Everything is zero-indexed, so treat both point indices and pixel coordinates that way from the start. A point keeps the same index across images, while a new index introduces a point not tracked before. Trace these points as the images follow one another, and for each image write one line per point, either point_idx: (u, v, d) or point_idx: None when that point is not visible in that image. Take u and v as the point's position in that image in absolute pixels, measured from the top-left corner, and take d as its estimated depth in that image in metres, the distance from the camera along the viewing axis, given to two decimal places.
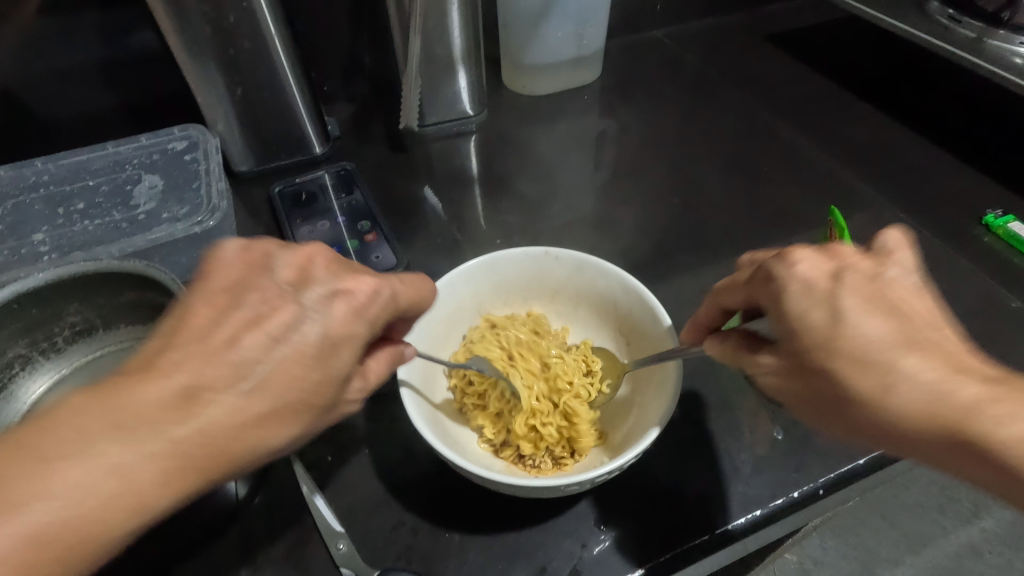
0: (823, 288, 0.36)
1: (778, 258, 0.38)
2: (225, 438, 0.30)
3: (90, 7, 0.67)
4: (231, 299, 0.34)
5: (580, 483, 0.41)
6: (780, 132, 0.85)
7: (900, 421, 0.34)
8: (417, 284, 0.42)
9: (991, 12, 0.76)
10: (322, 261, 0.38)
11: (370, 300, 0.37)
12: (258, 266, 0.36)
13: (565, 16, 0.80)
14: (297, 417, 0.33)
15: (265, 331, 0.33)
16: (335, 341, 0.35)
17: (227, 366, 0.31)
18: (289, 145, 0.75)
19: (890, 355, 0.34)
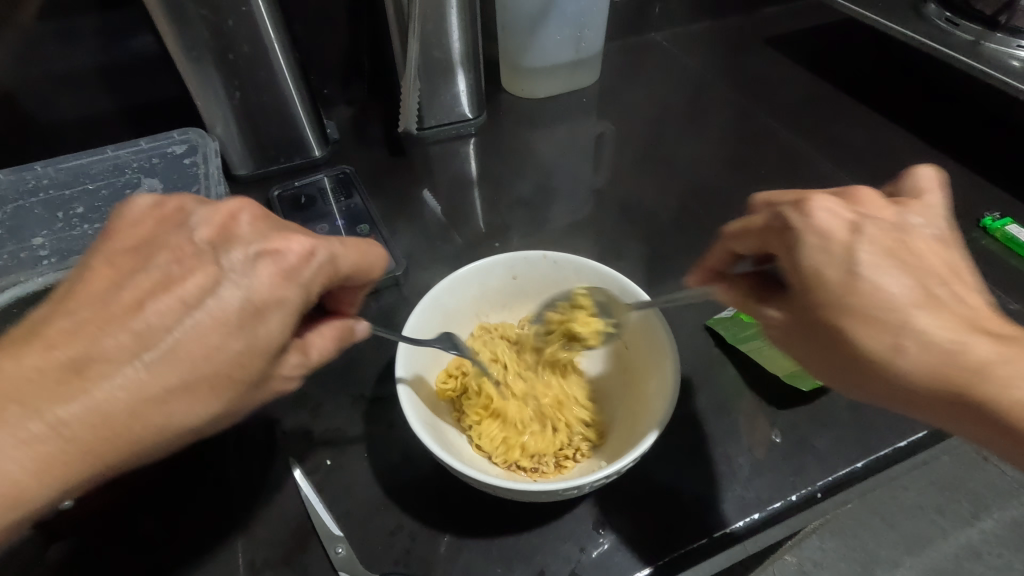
0: (839, 241, 0.37)
1: (795, 209, 0.39)
2: (123, 414, 0.31)
3: (89, 11, 0.67)
4: (138, 264, 0.36)
5: (578, 487, 0.41)
6: (778, 135, 0.85)
7: (908, 375, 0.36)
8: (362, 246, 0.43)
9: (989, 15, 0.78)
10: (247, 217, 0.39)
11: (303, 261, 0.37)
12: (173, 225, 0.38)
13: (563, 19, 0.81)
14: (212, 390, 0.34)
15: (176, 298, 0.34)
16: (261, 305, 0.35)
17: (128, 337, 0.32)
18: (288, 149, 0.75)
19: (905, 311, 0.36)
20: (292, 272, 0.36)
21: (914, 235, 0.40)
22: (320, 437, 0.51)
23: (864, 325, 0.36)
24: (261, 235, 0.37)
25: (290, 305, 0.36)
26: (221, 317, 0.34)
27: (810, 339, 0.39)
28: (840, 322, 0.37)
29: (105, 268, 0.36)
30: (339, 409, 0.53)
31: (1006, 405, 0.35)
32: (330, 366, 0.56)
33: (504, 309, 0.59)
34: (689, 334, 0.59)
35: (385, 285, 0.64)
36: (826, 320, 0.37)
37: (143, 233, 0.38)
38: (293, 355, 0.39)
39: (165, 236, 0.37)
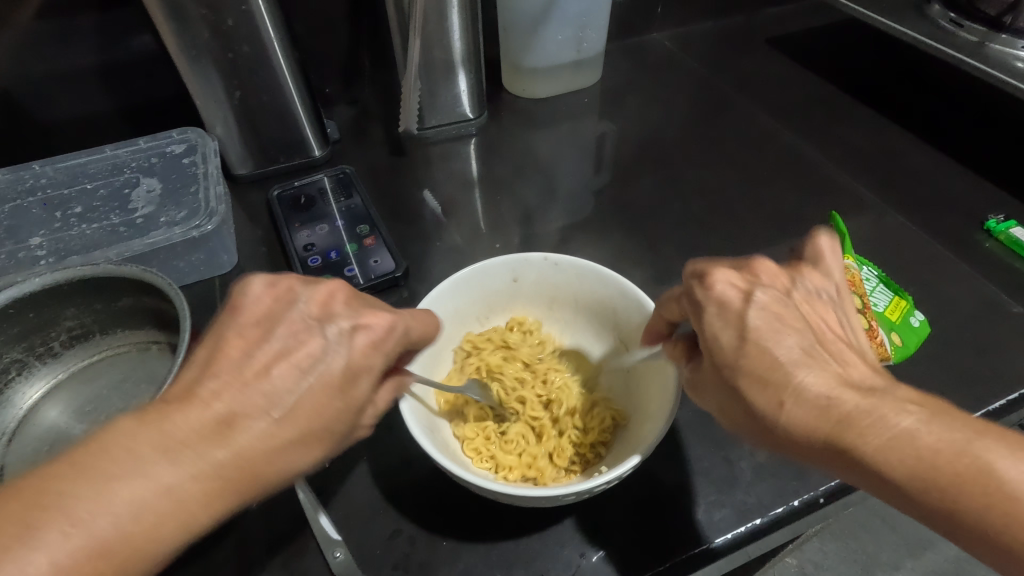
0: (735, 309, 0.40)
1: (699, 280, 0.42)
2: (258, 463, 0.32)
3: (88, 9, 0.66)
4: (262, 332, 0.36)
5: (578, 493, 0.40)
6: (780, 136, 0.85)
7: (790, 431, 0.36)
8: (425, 317, 0.43)
9: (993, 15, 0.77)
10: (341, 295, 0.39)
11: (387, 335, 0.38)
12: (285, 300, 0.38)
13: (565, 19, 0.80)
14: (322, 444, 0.35)
15: (293, 362, 0.35)
16: (353, 371, 0.36)
17: (259, 397, 0.33)
18: (288, 149, 0.74)
19: (787, 369, 0.37)
20: (376, 344, 0.38)
21: (802, 301, 0.43)
22: None
23: (756, 385, 0.37)
24: (350, 310, 0.38)
25: (373, 371, 0.37)
26: (328, 380, 0.35)
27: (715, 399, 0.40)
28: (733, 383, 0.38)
29: (233, 334, 0.35)
30: None
31: (878, 443, 0.34)
32: None
33: (503, 311, 0.58)
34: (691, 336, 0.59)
35: (385, 286, 0.63)
36: (727, 377, 0.39)
37: (254, 298, 0.37)
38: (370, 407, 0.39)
39: (282, 310, 0.37)
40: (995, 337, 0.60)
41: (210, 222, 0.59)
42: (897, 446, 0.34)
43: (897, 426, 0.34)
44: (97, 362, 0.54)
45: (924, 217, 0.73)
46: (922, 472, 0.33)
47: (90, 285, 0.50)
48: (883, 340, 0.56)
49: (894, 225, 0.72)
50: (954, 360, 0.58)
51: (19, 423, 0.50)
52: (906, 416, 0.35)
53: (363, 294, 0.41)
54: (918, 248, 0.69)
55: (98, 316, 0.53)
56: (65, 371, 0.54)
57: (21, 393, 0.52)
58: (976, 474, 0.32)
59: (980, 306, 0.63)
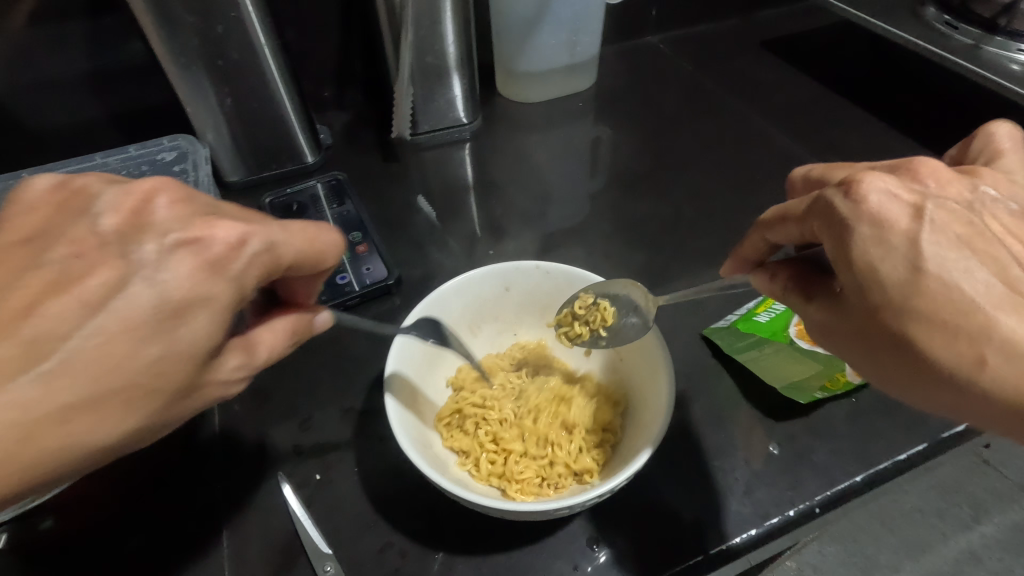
0: (904, 229, 0.34)
1: (841, 189, 0.36)
2: (10, 439, 0.27)
3: (78, 17, 0.66)
4: (33, 258, 0.31)
5: (570, 507, 0.40)
6: (776, 139, 0.84)
7: (995, 384, 0.32)
8: (314, 232, 0.39)
9: (988, 18, 0.77)
10: (166, 202, 0.35)
11: (231, 252, 0.33)
12: (75, 214, 0.34)
13: (558, 24, 0.80)
14: (132, 402, 0.30)
15: (78, 295, 0.29)
16: (179, 305, 0.31)
17: (15, 346, 0.28)
18: (279, 155, 0.74)
19: (985, 323, 0.32)
20: (217, 264, 0.33)
21: (988, 210, 0.36)
22: (309, 451, 0.50)
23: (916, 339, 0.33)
24: (180, 222, 0.34)
25: (217, 303, 0.32)
26: (132, 320, 0.30)
27: (855, 339, 0.36)
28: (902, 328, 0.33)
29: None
30: (329, 419, 0.52)
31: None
32: (323, 378, 0.55)
33: (496, 320, 0.58)
34: (686, 344, 0.59)
35: (378, 294, 0.62)
36: (891, 323, 0.34)
37: (39, 213, 0.34)
38: (234, 354, 0.36)
39: (65, 226, 0.33)
40: None
41: None
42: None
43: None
44: None
45: None
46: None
47: None
48: None
49: None
50: None
51: None
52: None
53: (199, 198, 0.37)
54: None
55: None
56: None
57: None
58: None
59: None
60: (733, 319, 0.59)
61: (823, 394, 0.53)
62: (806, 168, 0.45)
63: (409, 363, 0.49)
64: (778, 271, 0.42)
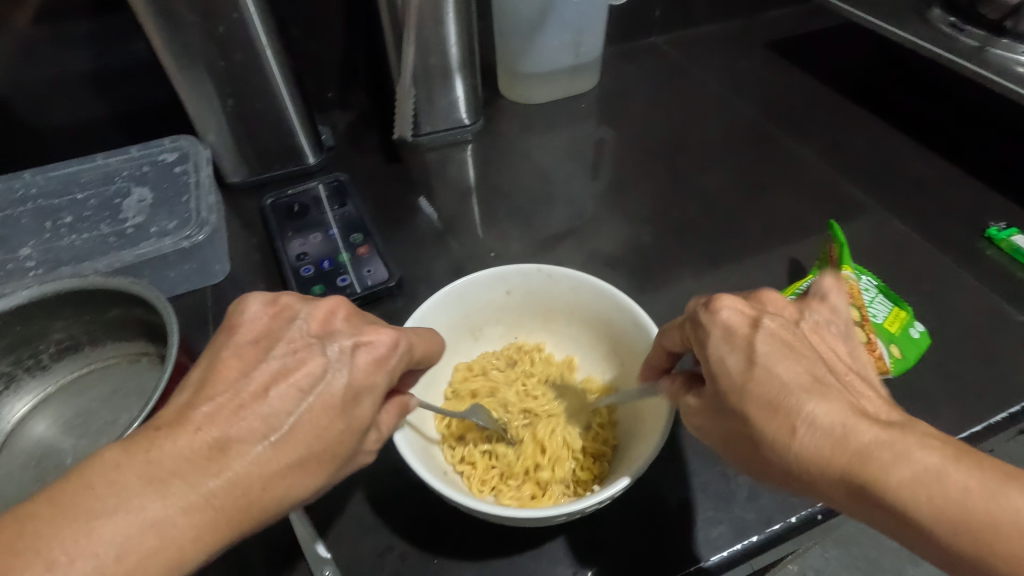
0: (741, 333, 0.39)
1: (704, 305, 0.41)
2: (256, 490, 0.31)
3: (80, 16, 0.66)
4: (260, 353, 0.35)
5: (569, 513, 0.40)
6: (780, 142, 0.84)
7: (803, 453, 0.34)
8: (429, 337, 0.43)
9: (994, 20, 0.75)
10: (343, 314, 0.39)
11: (391, 351, 0.38)
12: (283, 318, 0.37)
13: (562, 24, 0.80)
14: (323, 469, 0.34)
15: (293, 383, 0.34)
16: (357, 390, 0.35)
17: (258, 419, 0.32)
18: (282, 156, 0.74)
19: (800, 394, 0.35)
20: (380, 360, 0.37)
21: (810, 338, 0.41)
22: None
23: (759, 421, 0.36)
24: (354, 329, 0.38)
25: (378, 390, 0.37)
26: (329, 401, 0.34)
27: (722, 430, 0.39)
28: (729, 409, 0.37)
29: (228, 354, 0.35)
30: None
31: (918, 473, 0.31)
32: None
33: (497, 322, 0.58)
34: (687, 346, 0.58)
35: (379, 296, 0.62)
36: (730, 404, 0.37)
37: (249, 323, 0.37)
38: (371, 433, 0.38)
39: (281, 330, 0.37)
40: (995, 348, 0.59)
41: (201, 232, 0.59)
42: (906, 495, 0.31)
43: (928, 457, 0.31)
44: (86, 375, 0.54)
45: (925, 224, 0.72)
46: (942, 519, 0.30)
47: (80, 297, 0.49)
48: (881, 351, 0.55)
49: (893, 231, 0.71)
50: (956, 372, 0.57)
51: (8, 434, 0.50)
52: (928, 451, 0.32)
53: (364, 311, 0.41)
54: (919, 253, 0.68)
55: (88, 327, 0.52)
56: (53, 385, 0.53)
57: (10, 407, 0.51)
58: (995, 517, 0.29)
59: (981, 314, 0.62)
60: None
61: None
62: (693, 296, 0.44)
63: None
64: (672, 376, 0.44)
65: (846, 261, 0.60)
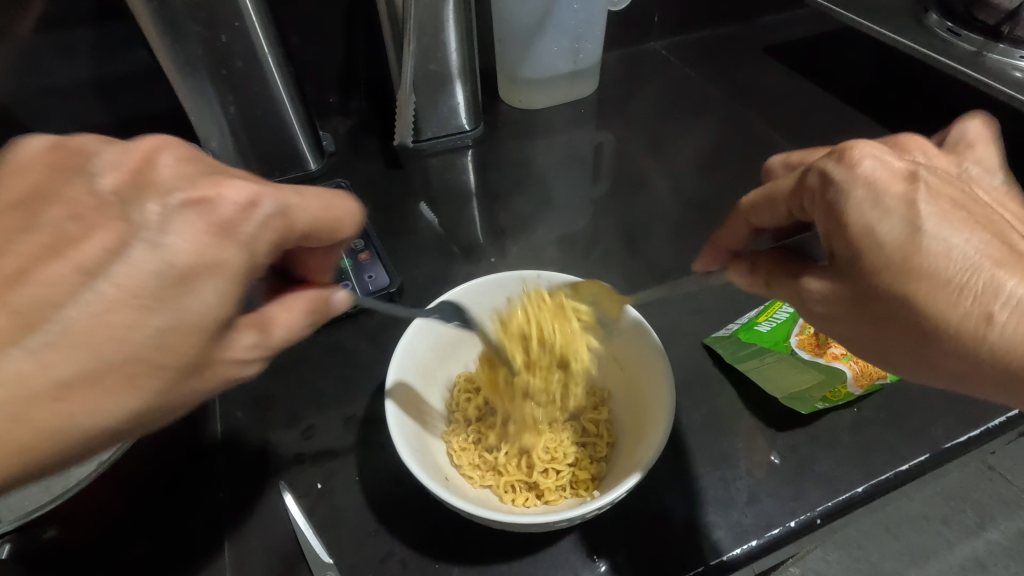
0: (891, 193, 0.35)
1: (838, 158, 0.36)
2: (9, 413, 0.27)
3: (83, 25, 0.66)
4: (27, 222, 0.30)
5: (570, 519, 0.40)
6: (779, 145, 0.84)
7: (1003, 340, 0.34)
8: (327, 197, 0.39)
9: (991, 24, 0.76)
10: (169, 160, 0.35)
11: (239, 214, 0.33)
12: (70, 172, 0.33)
13: (561, 31, 0.80)
14: (128, 379, 0.29)
15: (71, 262, 0.29)
16: (185, 272, 0.30)
17: (8, 316, 0.27)
18: (284, 163, 0.74)
19: (993, 272, 0.34)
20: (227, 227, 0.33)
21: (966, 192, 0.37)
22: (311, 458, 0.51)
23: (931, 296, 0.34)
24: (185, 179, 0.34)
25: (225, 269, 0.32)
26: (130, 287, 0.29)
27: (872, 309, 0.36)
28: (903, 290, 0.34)
29: None
30: (330, 427, 0.52)
31: None
32: (325, 385, 0.56)
33: None
34: (686, 351, 0.59)
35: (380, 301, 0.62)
36: (911, 276, 0.34)
37: (26, 175, 0.33)
38: (236, 335, 0.34)
39: (58, 185, 0.32)
40: None
41: None
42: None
43: None
44: None
45: None
46: None
47: None
48: None
49: None
50: None
51: None
52: None
53: (202, 159, 0.37)
54: None
55: None
56: None
57: None
58: None
59: None
60: (737, 327, 0.58)
61: (825, 405, 0.53)
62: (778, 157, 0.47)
63: (409, 377, 0.50)
64: (756, 259, 0.44)
65: None
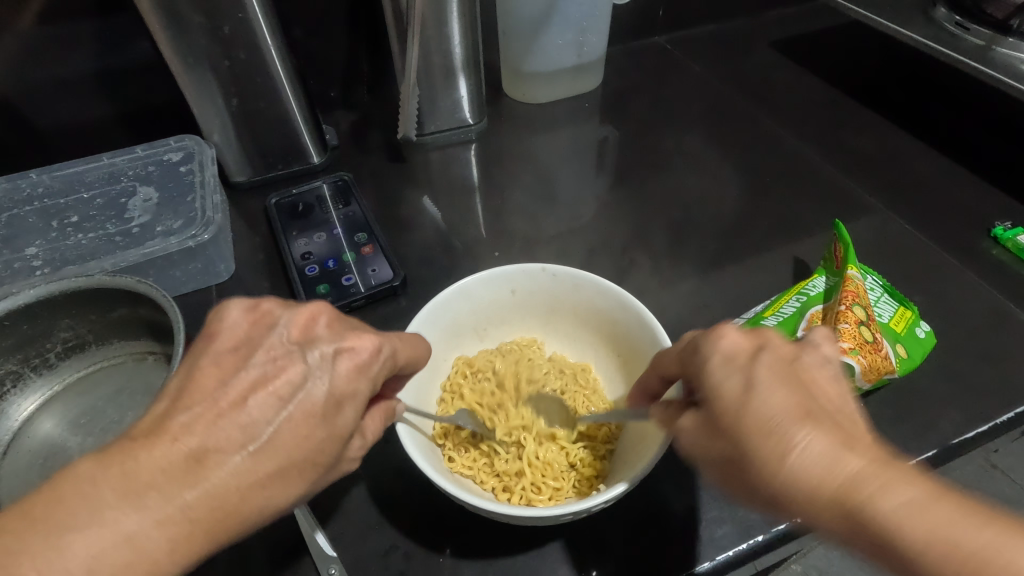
0: (741, 363, 0.36)
1: (706, 331, 0.38)
2: (233, 502, 0.30)
3: (86, 16, 0.66)
4: (240, 360, 0.34)
5: (575, 513, 0.40)
6: (783, 141, 0.83)
7: (794, 481, 0.31)
8: (415, 342, 0.43)
9: (1000, 19, 0.74)
10: (325, 319, 0.38)
11: (373, 358, 0.37)
12: (264, 325, 0.36)
13: (565, 24, 0.80)
14: (303, 477, 0.33)
15: (271, 392, 0.33)
16: (340, 398, 0.35)
17: (236, 429, 0.31)
18: (287, 156, 0.74)
19: (786, 429, 0.32)
20: (362, 368, 0.36)
21: (813, 369, 0.36)
22: None
23: (750, 441, 0.33)
24: (336, 335, 0.37)
25: (358, 399, 0.36)
26: (311, 410, 0.33)
27: (710, 453, 0.36)
28: (721, 429, 0.35)
29: (208, 362, 0.34)
30: None
31: (901, 513, 0.29)
32: None
33: (501, 323, 0.58)
34: None
35: (384, 295, 0.62)
36: (725, 425, 0.34)
37: (234, 323, 0.36)
38: (356, 439, 0.38)
39: (225, 320, 0.36)
40: (1000, 349, 0.59)
41: (206, 231, 0.59)
42: (905, 524, 0.29)
43: (907, 499, 0.29)
44: (92, 374, 0.54)
45: (929, 223, 0.72)
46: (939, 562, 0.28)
47: (85, 296, 0.49)
48: (888, 351, 0.54)
49: (896, 230, 0.71)
50: (960, 372, 0.57)
51: (14, 434, 0.50)
52: (911, 492, 0.29)
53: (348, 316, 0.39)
54: (922, 252, 0.68)
55: (94, 326, 0.52)
56: (59, 383, 0.53)
57: (16, 405, 0.51)
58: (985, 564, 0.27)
59: (985, 314, 0.62)
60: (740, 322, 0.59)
61: None
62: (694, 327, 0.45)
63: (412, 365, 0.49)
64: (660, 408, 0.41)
65: (852, 257, 0.59)
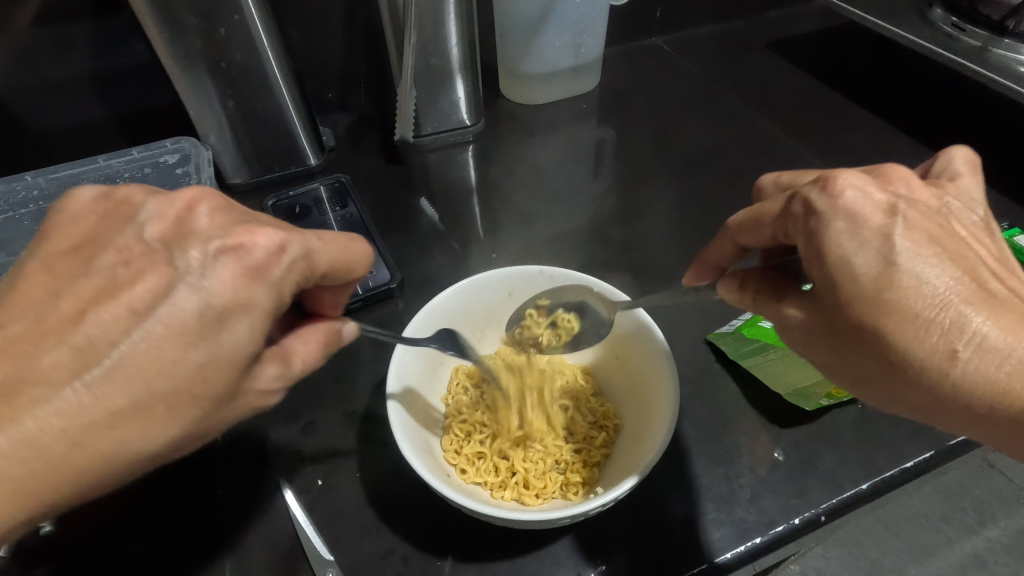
0: (876, 225, 0.34)
1: (821, 186, 0.35)
2: (64, 443, 0.28)
3: (81, 18, 0.66)
4: (84, 268, 0.32)
5: (574, 516, 0.39)
6: (780, 141, 0.84)
7: (968, 377, 0.32)
8: (343, 240, 0.40)
9: (996, 20, 0.76)
10: (205, 209, 0.35)
11: (270, 258, 0.34)
12: (123, 222, 0.34)
13: (562, 25, 0.80)
14: (167, 408, 0.30)
15: (123, 305, 0.30)
16: (222, 311, 0.31)
17: (66, 353, 0.29)
18: (283, 157, 0.74)
19: (956, 317, 0.32)
20: (258, 271, 0.33)
21: (950, 219, 0.37)
22: (312, 457, 0.50)
23: (910, 329, 0.33)
24: (221, 229, 0.34)
25: (255, 309, 0.33)
26: (175, 325, 0.30)
27: (828, 340, 0.36)
28: (870, 320, 0.33)
29: (46, 275, 0.32)
30: (331, 424, 0.52)
31: None
32: (324, 381, 0.55)
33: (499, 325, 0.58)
34: (688, 348, 0.58)
35: (381, 297, 0.62)
36: (850, 311, 0.34)
37: (87, 227, 0.35)
38: (271, 366, 0.36)
39: (111, 234, 0.34)
40: None
41: None
42: None
43: None
44: None
45: None
46: None
47: None
48: None
49: None
50: None
51: None
52: None
53: (237, 205, 0.37)
54: None
55: None
56: None
57: None
58: None
59: None
60: (740, 323, 0.56)
61: (829, 401, 0.53)
62: (773, 176, 0.43)
63: (411, 371, 0.49)
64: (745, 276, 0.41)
65: None
